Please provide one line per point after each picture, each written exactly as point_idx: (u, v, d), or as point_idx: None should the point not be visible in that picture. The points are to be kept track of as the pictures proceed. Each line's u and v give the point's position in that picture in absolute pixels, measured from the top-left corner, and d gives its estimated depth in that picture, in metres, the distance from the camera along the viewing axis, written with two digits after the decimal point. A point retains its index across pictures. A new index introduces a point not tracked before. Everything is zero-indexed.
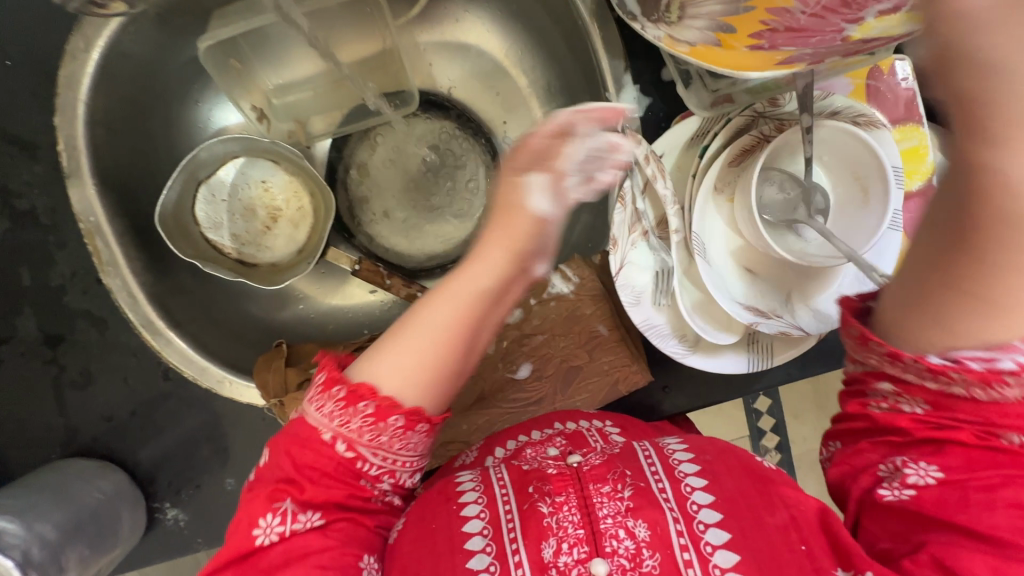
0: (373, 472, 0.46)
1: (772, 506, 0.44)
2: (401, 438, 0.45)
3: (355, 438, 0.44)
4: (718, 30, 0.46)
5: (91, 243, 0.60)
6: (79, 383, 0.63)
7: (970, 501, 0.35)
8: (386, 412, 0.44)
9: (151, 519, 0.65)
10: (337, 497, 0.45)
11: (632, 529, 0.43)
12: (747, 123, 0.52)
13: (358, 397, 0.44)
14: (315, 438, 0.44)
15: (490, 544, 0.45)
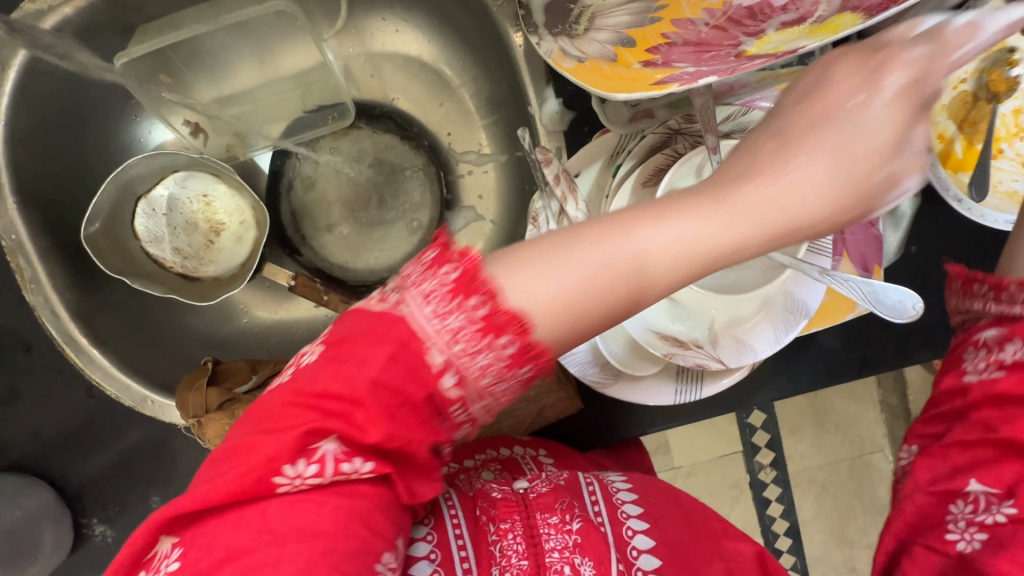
0: (451, 409, 0.33)
1: (706, 556, 0.47)
2: (505, 364, 0.32)
3: (463, 360, 0.32)
4: (618, 43, 0.45)
5: (13, 260, 0.60)
6: (6, 401, 0.63)
7: (950, 470, 0.35)
8: (468, 285, 0.31)
9: (79, 535, 0.65)
10: (365, 443, 0.31)
11: (578, 566, 0.44)
12: (662, 141, 0.48)
13: (500, 330, 0.31)
14: (365, 321, 0.32)
15: (433, 555, 0.44)
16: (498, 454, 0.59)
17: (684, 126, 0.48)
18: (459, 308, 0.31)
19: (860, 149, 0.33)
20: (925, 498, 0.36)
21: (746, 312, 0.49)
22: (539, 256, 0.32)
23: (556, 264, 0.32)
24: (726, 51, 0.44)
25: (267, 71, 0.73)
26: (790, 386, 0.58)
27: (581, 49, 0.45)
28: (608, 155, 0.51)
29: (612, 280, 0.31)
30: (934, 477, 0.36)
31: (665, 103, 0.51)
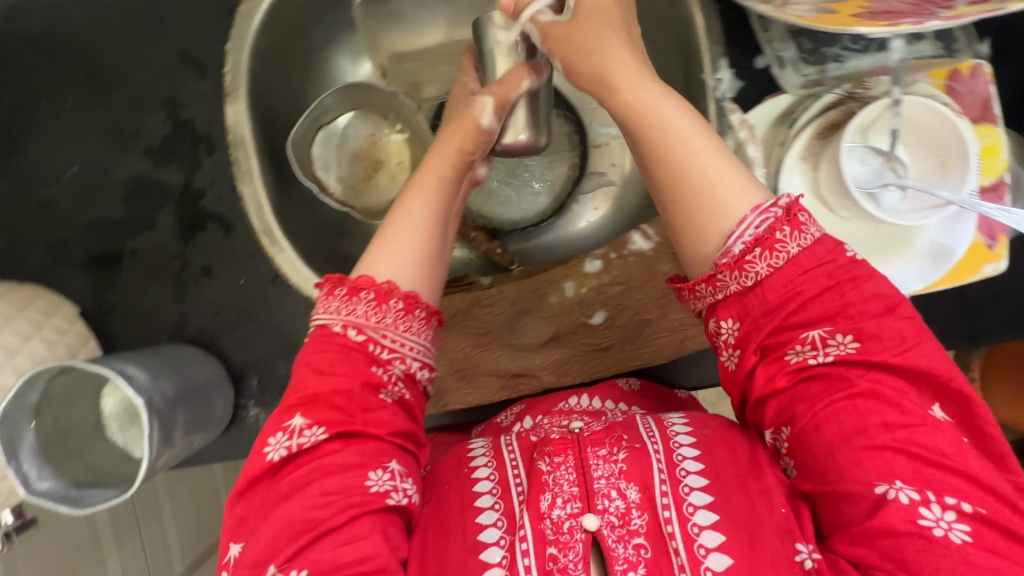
0: (377, 369, 0.48)
1: (757, 471, 0.46)
2: (404, 320, 0.49)
3: (363, 324, 0.48)
4: (820, 11, 0.53)
5: (234, 152, 0.68)
6: (198, 279, 0.70)
7: (843, 449, 0.42)
8: (387, 294, 0.49)
9: (235, 414, 0.71)
10: (335, 415, 0.46)
11: (624, 490, 0.47)
12: (837, 101, 0.59)
13: (359, 290, 0.49)
14: (329, 332, 0.48)
15: (496, 503, 0.49)
16: (587, 404, 0.63)
17: (857, 91, 0.59)
18: (350, 305, 0.48)
19: (701, 158, 0.48)
20: (846, 462, 0.42)
21: (898, 251, 0.57)
22: (381, 231, 0.53)
23: (384, 235, 0.53)
24: (924, 18, 0.49)
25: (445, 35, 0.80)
26: None
27: (788, 13, 0.54)
28: (781, 113, 0.61)
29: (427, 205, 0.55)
30: (833, 456, 0.42)
31: (834, 76, 0.60)
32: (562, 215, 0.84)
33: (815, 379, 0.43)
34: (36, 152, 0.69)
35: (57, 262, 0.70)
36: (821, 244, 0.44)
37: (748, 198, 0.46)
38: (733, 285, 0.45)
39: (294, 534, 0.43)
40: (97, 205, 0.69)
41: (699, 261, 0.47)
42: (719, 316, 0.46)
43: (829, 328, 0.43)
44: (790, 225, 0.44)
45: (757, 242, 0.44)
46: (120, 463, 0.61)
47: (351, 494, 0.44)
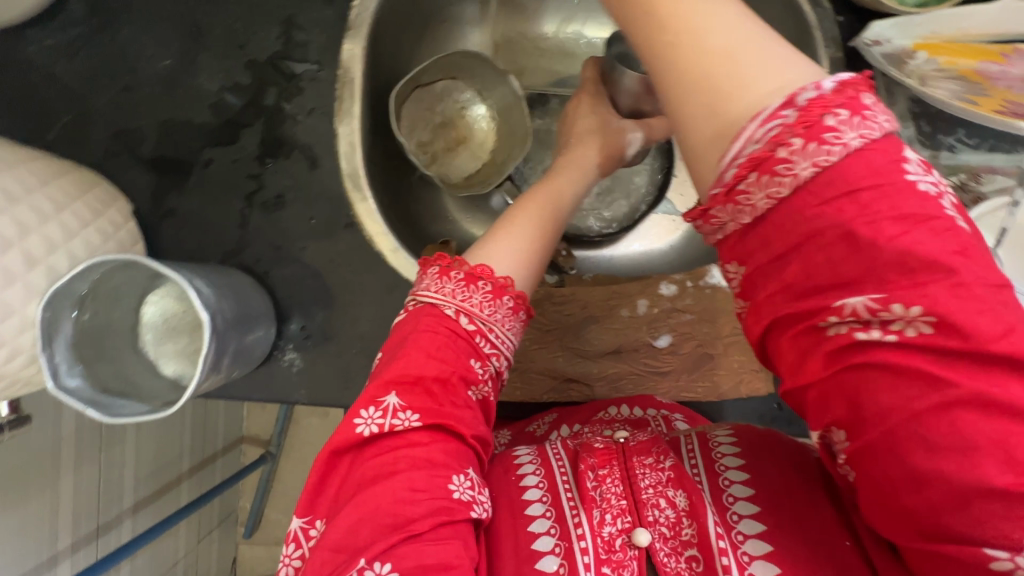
0: (476, 363, 0.51)
1: (816, 501, 0.47)
2: (508, 320, 0.53)
3: (468, 306, 0.51)
4: (957, 101, 0.57)
5: (340, 89, 0.65)
6: (268, 206, 0.66)
7: (937, 480, 0.32)
8: (500, 290, 0.53)
9: (271, 353, 0.67)
10: (430, 406, 0.47)
11: (672, 499, 0.50)
12: (953, 187, 0.61)
13: (477, 278, 0.53)
14: (438, 312, 0.51)
15: (547, 511, 0.52)
16: (627, 414, 0.64)
17: (970, 183, 0.61)
18: (467, 292, 0.52)
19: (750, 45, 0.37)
20: (940, 491, 0.32)
21: None
22: (500, 228, 0.58)
23: (502, 232, 0.58)
24: None
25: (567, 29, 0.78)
26: None
27: (928, 94, 0.57)
28: None
29: (528, 226, 0.59)
30: (920, 484, 0.33)
31: (944, 164, 0.62)
32: (627, 232, 0.84)
33: (885, 370, 0.34)
34: (131, 34, 0.65)
35: (121, 151, 0.64)
36: (889, 196, 0.33)
37: (766, 86, 0.36)
38: (728, 225, 0.38)
39: (382, 526, 0.43)
40: (181, 103, 0.65)
41: (699, 162, 0.39)
42: (725, 258, 0.40)
43: (884, 296, 0.33)
44: (850, 109, 0.34)
45: (800, 128, 0.34)
46: (148, 378, 0.57)
47: (435, 495, 0.44)
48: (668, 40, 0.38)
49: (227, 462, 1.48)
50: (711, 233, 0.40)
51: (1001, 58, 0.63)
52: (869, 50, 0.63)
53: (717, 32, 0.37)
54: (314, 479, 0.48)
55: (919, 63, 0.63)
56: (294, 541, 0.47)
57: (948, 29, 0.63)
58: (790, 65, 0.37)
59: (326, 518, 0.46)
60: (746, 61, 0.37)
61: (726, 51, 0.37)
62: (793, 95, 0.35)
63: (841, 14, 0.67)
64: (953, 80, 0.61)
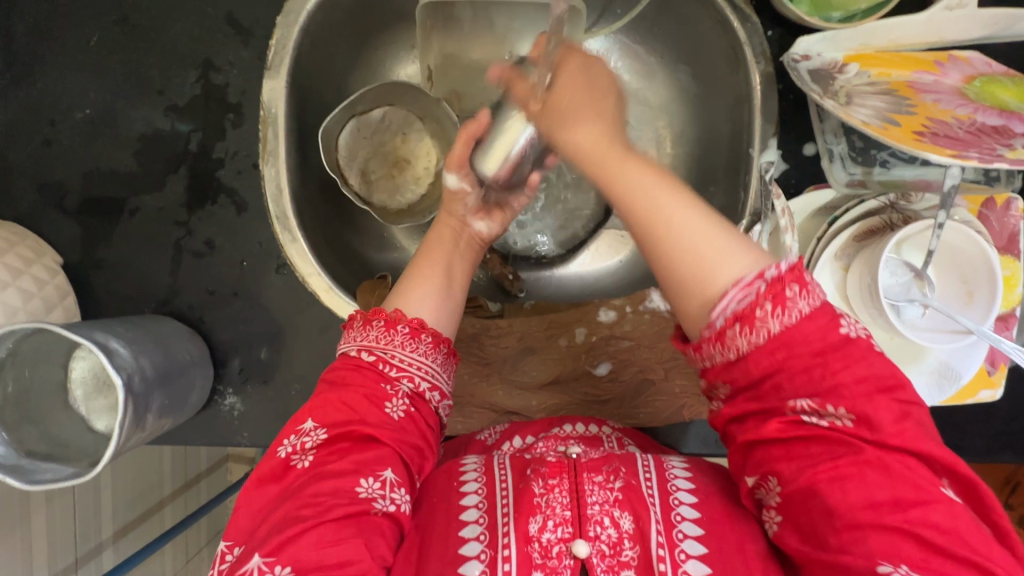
0: (386, 386, 0.48)
1: (755, 532, 0.45)
2: (410, 342, 0.50)
3: (369, 339, 0.50)
4: (884, 119, 0.55)
5: (263, 129, 0.64)
6: (199, 252, 0.66)
7: (845, 523, 0.38)
8: (395, 319, 0.51)
9: (210, 399, 0.67)
10: (344, 420, 0.47)
11: (617, 519, 0.46)
12: (879, 208, 0.59)
13: (372, 318, 0.52)
14: (346, 359, 0.51)
15: (481, 517, 0.48)
16: (581, 431, 0.61)
17: (900, 203, 0.59)
18: (365, 332, 0.51)
19: (703, 227, 0.42)
20: (846, 536, 0.38)
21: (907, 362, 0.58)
22: (409, 274, 0.57)
23: (412, 278, 0.56)
24: (986, 148, 0.51)
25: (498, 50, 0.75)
26: None
27: (852, 114, 0.55)
28: (821, 207, 0.63)
29: (433, 268, 0.57)
30: (829, 530, 0.39)
31: (878, 180, 0.60)
32: (580, 251, 0.80)
33: (812, 443, 0.39)
34: (49, 85, 0.66)
35: (47, 205, 0.65)
36: (811, 320, 0.40)
37: (737, 266, 0.41)
38: (718, 356, 0.42)
39: (287, 529, 0.42)
40: (104, 154, 0.66)
41: (690, 319, 0.43)
42: (710, 378, 0.43)
43: (820, 398, 0.39)
44: (798, 280, 0.40)
45: (768, 297, 0.40)
46: (78, 435, 0.57)
47: (339, 496, 0.43)
48: (637, 228, 0.44)
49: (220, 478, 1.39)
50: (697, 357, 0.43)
51: (935, 67, 0.60)
52: (795, 66, 0.61)
53: (678, 220, 0.43)
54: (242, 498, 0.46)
55: (849, 77, 0.60)
56: (217, 560, 0.45)
57: (878, 40, 0.61)
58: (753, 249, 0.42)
59: (244, 544, 0.44)
60: (707, 244, 0.42)
61: (690, 236, 0.42)
62: (760, 271, 0.40)
63: (768, 29, 0.66)
64: (883, 94, 0.58)
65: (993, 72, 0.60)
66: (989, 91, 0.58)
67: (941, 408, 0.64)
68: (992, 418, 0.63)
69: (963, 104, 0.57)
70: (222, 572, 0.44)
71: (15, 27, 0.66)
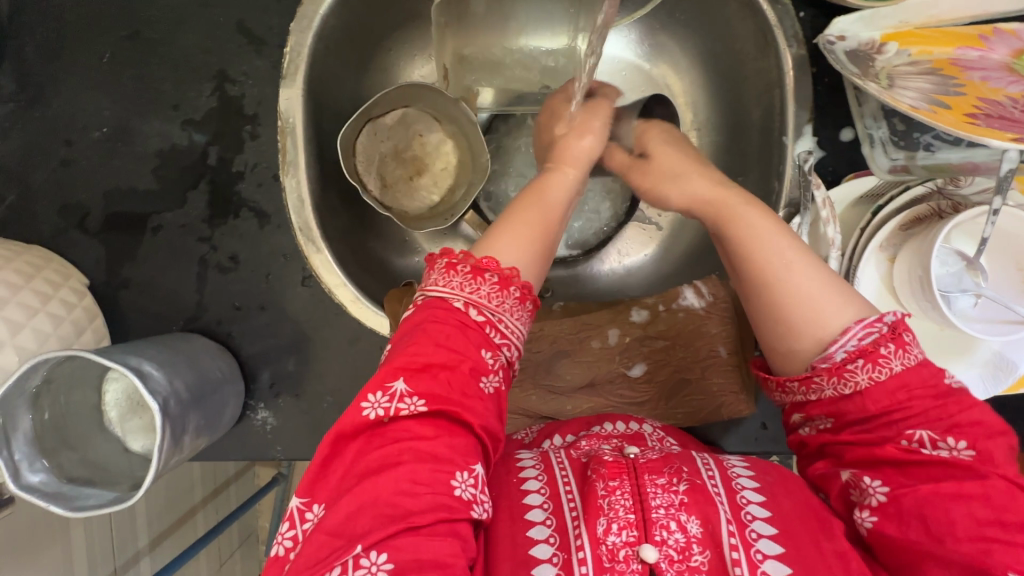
0: (487, 354, 0.45)
1: (830, 531, 0.42)
2: (516, 309, 0.46)
3: (474, 296, 0.45)
4: (932, 104, 0.52)
5: (282, 140, 0.63)
6: (223, 267, 0.65)
7: (968, 534, 0.36)
8: (507, 279, 0.46)
9: (243, 414, 0.66)
10: (439, 390, 0.42)
11: (684, 523, 0.43)
12: (926, 194, 0.57)
13: (482, 269, 0.46)
14: (443, 305, 0.45)
15: (548, 518, 0.45)
16: (622, 430, 0.59)
17: (947, 187, 0.56)
18: (470, 284, 0.46)
19: (803, 275, 0.43)
20: (968, 546, 0.36)
21: (960, 355, 0.56)
22: (502, 217, 0.52)
23: (501, 229, 0.50)
24: None
25: (514, 44, 0.73)
26: None
27: (897, 99, 0.53)
28: (864, 194, 0.60)
29: (529, 223, 0.51)
30: (948, 535, 0.37)
31: (921, 164, 0.57)
32: (606, 247, 0.78)
33: (932, 465, 0.38)
34: (65, 104, 0.65)
35: (70, 227, 0.65)
36: (924, 366, 0.40)
37: (838, 309, 0.42)
38: (827, 392, 0.41)
39: (383, 517, 0.38)
40: (123, 171, 0.65)
41: (785, 359, 0.43)
42: (807, 412, 0.43)
43: (938, 430, 0.39)
44: (894, 342, 0.39)
45: (858, 354, 0.40)
46: (117, 458, 0.57)
47: (437, 489, 0.39)
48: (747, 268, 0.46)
49: (250, 483, 1.37)
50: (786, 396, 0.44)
51: (980, 42, 0.57)
52: (831, 47, 0.58)
53: (796, 265, 0.43)
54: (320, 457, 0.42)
55: (889, 57, 0.57)
56: (290, 519, 0.41)
57: (915, 17, 0.58)
58: (853, 298, 0.42)
59: (326, 503, 0.40)
60: (811, 287, 0.42)
61: (799, 283, 0.43)
62: (865, 317, 0.41)
63: (800, 10, 0.63)
64: (927, 74, 0.55)
65: None
66: None
67: (995, 399, 0.61)
68: None
69: (1012, 82, 0.54)
70: (302, 531, 0.40)
71: (26, 47, 0.65)
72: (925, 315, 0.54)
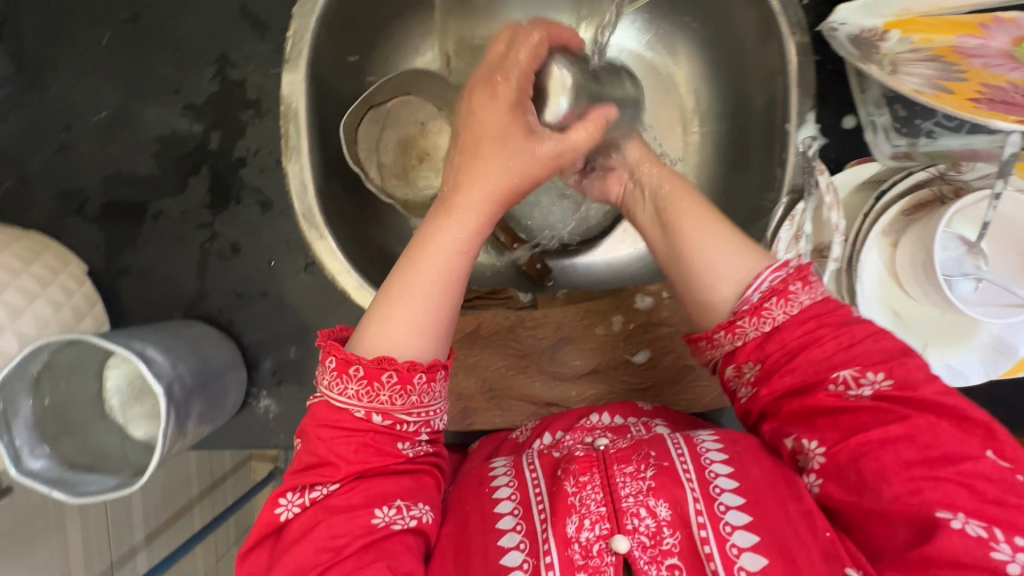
0: (402, 445, 0.46)
1: (797, 492, 0.43)
2: (425, 391, 0.46)
3: (375, 403, 0.45)
4: (937, 89, 0.52)
5: (285, 125, 0.62)
6: (224, 254, 0.65)
7: (900, 477, 0.40)
8: (407, 373, 0.45)
9: (244, 402, 0.66)
10: (351, 471, 0.45)
11: (653, 508, 0.45)
12: (928, 179, 0.58)
13: (380, 372, 0.45)
14: (348, 418, 0.45)
15: (519, 524, 0.47)
16: (608, 421, 0.59)
17: (949, 173, 0.57)
18: (374, 391, 0.45)
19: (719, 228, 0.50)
20: (904, 486, 0.40)
21: (960, 341, 0.57)
22: (390, 290, 0.48)
23: (394, 298, 0.47)
24: None
25: None
26: None
27: (899, 83, 0.53)
28: (867, 180, 0.60)
29: (427, 284, 0.47)
30: (882, 482, 0.40)
31: (922, 151, 0.56)
32: (609, 234, 0.78)
33: (859, 411, 0.42)
34: (63, 88, 0.64)
35: (69, 213, 0.64)
36: (832, 302, 0.46)
37: (754, 261, 0.48)
38: (751, 332, 0.46)
39: (304, 572, 0.43)
40: (122, 156, 0.64)
41: (711, 304, 0.49)
42: (738, 363, 0.48)
43: (859, 368, 0.44)
44: (801, 280, 0.46)
45: (770, 293, 0.46)
46: (118, 446, 0.56)
47: (357, 533, 0.44)
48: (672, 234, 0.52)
49: (246, 478, 1.34)
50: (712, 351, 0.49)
51: (981, 30, 0.57)
52: (835, 34, 0.60)
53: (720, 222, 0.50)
54: (242, 550, 0.46)
55: (892, 45, 0.58)
56: None
57: (919, 5, 0.58)
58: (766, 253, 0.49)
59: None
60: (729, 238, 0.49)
61: (720, 242, 0.49)
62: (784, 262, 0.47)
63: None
64: (929, 61, 0.56)
65: None
66: None
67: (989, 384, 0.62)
68: None
69: (1015, 69, 0.54)
70: None
71: (22, 29, 0.64)
72: (926, 299, 0.55)
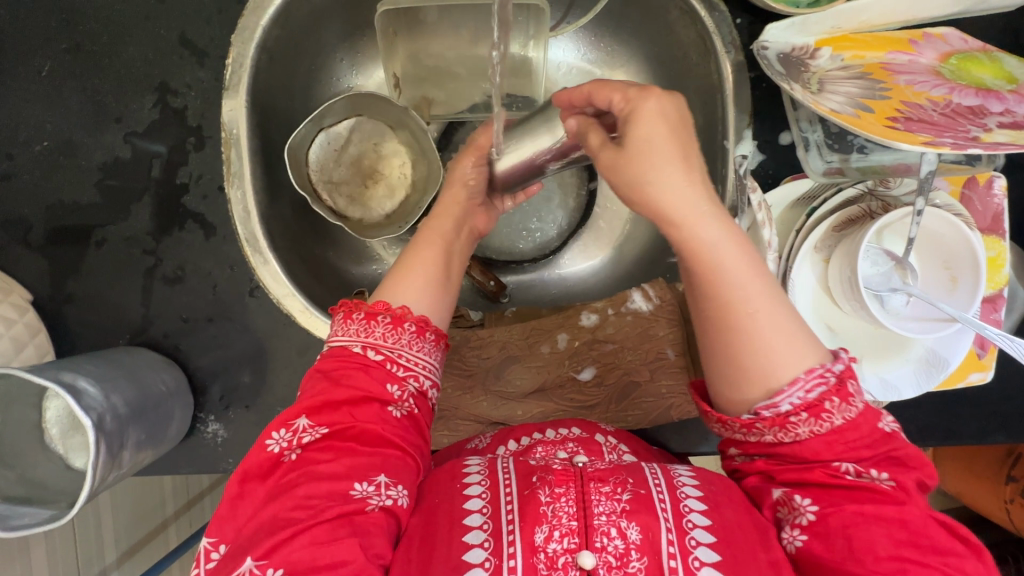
0: (391, 387, 0.49)
1: (767, 542, 0.43)
2: (415, 343, 0.52)
3: (369, 339, 0.50)
4: (859, 109, 0.53)
5: (226, 151, 0.63)
6: (170, 279, 0.65)
7: (884, 554, 0.39)
8: (398, 317, 0.51)
9: (192, 427, 0.66)
10: (340, 420, 0.47)
11: (625, 529, 0.43)
12: (858, 196, 0.58)
13: (376, 314, 0.51)
14: (345, 353, 0.50)
15: (486, 523, 0.46)
16: (573, 434, 0.58)
17: (878, 188, 0.58)
18: (369, 328, 0.51)
19: (748, 294, 0.43)
20: (887, 564, 0.39)
21: (892, 356, 0.57)
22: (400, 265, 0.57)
23: (400, 273, 0.56)
24: (960, 132, 0.50)
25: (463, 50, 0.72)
26: (919, 443, 0.63)
27: (823, 102, 0.54)
28: (800, 196, 0.61)
29: (431, 260, 0.58)
30: (867, 556, 0.39)
31: (855, 166, 0.59)
32: (563, 250, 0.78)
33: (854, 489, 0.40)
34: (6, 118, 0.64)
35: (13, 241, 0.64)
36: (864, 416, 0.41)
37: (796, 356, 0.42)
38: (770, 436, 0.42)
39: (276, 529, 0.43)
40: (66, 185, 0.64)
41: (733, 400, 0.44)
42: (745, 449, 0.45)
43: (865, 462, 0.41)
44: (839, 396, 0.41)
45: (804, 407, 0.41)
46: (57, 476, 0.56)
47: (333, 499, 0.44)
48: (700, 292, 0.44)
49: None
50: (729, 432, 0.44)
51: (910, 47, 0.58)
52: (764, 52, 0.59)
53: (761, 294, 0.43)
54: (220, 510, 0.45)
55: (822, 62, 0.58)
56: (198, 560, 0.44)
57: (849, 22, 0.59)
58: (811, 343, 0.43)
59: (230, 541, 0.44)
60: (772, 329, 0.42)
61: (761, 325, 0.42)
62: (827, 364, 0.42)
63: (737, 16, 0.64)
64: (856, 78, 0.57)
65: (969, 48, 0.58)
66: (965, 70, 0.57)
67: (931, 396, 0.63)
68: (984, 399, 0.63)
69: (938, 86, 0.55)
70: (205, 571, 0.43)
71: None
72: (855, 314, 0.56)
